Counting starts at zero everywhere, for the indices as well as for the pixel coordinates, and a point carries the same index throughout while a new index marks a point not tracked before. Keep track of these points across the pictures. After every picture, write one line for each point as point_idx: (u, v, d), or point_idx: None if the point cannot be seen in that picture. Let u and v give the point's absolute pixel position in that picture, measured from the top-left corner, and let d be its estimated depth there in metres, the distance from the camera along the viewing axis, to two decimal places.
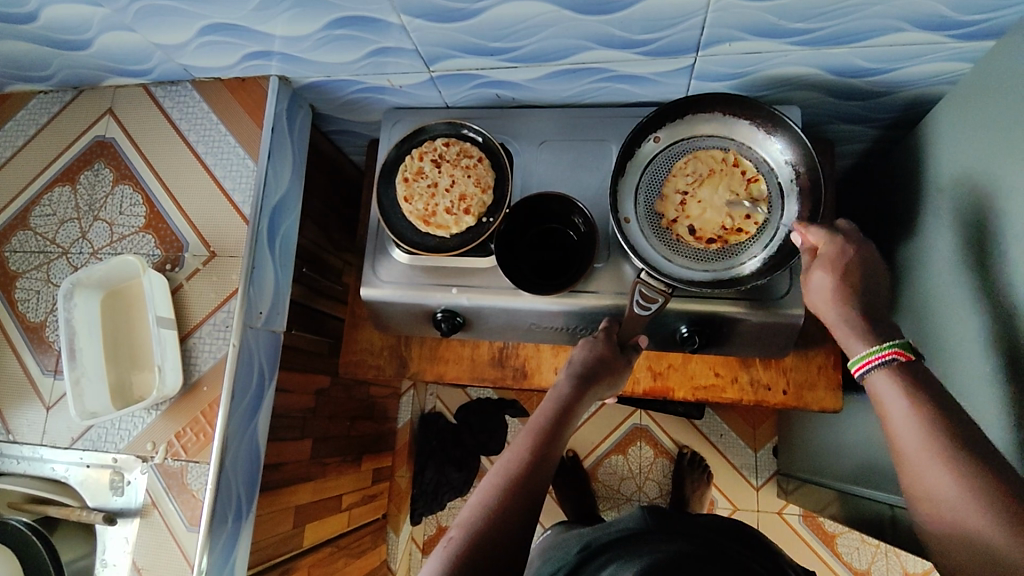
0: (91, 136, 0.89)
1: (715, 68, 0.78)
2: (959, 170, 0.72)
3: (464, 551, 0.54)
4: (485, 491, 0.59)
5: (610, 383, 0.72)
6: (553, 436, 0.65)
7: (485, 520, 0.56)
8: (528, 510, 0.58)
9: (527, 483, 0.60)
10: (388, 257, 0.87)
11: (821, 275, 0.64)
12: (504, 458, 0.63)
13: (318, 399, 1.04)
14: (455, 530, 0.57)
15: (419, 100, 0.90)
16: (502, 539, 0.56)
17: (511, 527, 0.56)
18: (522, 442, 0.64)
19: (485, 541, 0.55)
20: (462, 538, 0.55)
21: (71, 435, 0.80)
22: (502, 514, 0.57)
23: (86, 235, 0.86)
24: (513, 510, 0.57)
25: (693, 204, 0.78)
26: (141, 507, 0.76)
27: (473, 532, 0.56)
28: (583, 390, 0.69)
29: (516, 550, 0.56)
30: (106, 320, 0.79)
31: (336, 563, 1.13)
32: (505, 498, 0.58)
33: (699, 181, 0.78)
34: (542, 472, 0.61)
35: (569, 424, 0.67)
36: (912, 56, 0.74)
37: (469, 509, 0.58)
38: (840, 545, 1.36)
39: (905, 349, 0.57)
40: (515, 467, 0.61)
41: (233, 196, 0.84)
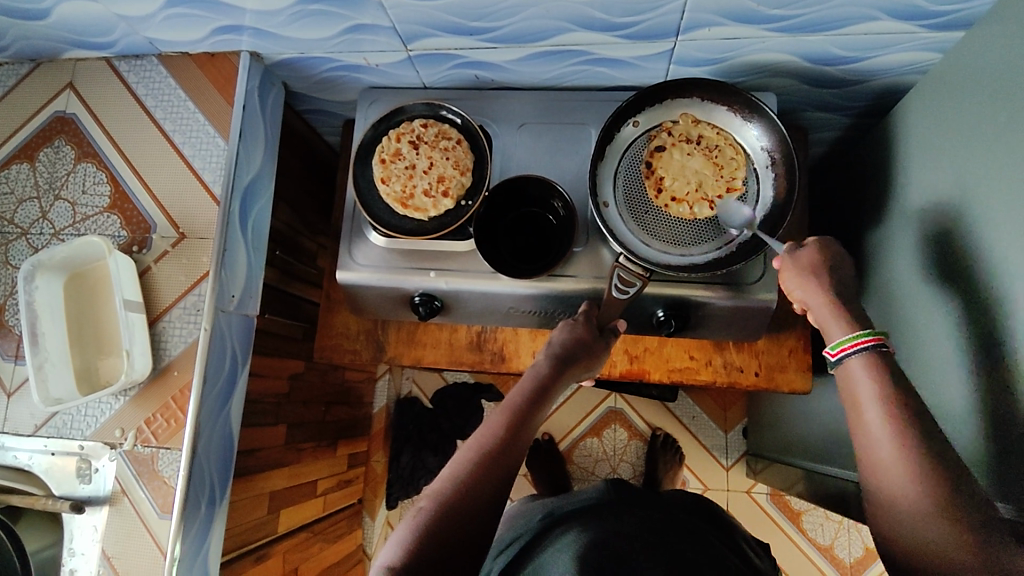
0: (51, 112, 0.85)
1: (694, 53, 0.79)
2: (927, 160, 0.74)
3: (434, 520, 0.55)
4: (458, 464, 0.59)
5: (588, 365, 0.73)
6: (529, 413, 0.65)
7: (456, 489, 0.57)
8: (501, 483, 0.58)
9: (501, 457, 0.60)
10: (364, 240, 0.85)
11: (797, 261, 0.68)
12: (479, 431, 0.63)
13: (292, 384, 1.03)
14: (426, 500, 0.57)
15: (395, 80, 0.89)
16: (474, 508, 0.56)
17: (482, 498, 0.57)
18: (497, 417, 0.64)
19: (455, 510, 0.55)
20: (433, 506, 0.56)
21: (34, 422, 0.77)
22: (474, 484, 0.57)
23: (47, 215, 0.82)
24: (485, 481, 0.58)
25: (680, 147, 0.78)
26: (110, 495, 0.74)
27: (443, 502, 0.56)
28: (560, 370, 0.69)
29: (487, 522, 0.56)
30: (70, 303, 0.76)
31: (311, 548, 1.13)
32: (478, 470, 0.58)
33: (705, 156, 0.78)
34: (516, 447, 0.62)
35: (547, 403, 0.68)
36: (885, 44, 0.75)
37: (440, 479, 0.58)
38: (805, 521, 1.40)
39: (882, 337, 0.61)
40: (489, 442, 0.61)
41: (203, 176, 0.81)
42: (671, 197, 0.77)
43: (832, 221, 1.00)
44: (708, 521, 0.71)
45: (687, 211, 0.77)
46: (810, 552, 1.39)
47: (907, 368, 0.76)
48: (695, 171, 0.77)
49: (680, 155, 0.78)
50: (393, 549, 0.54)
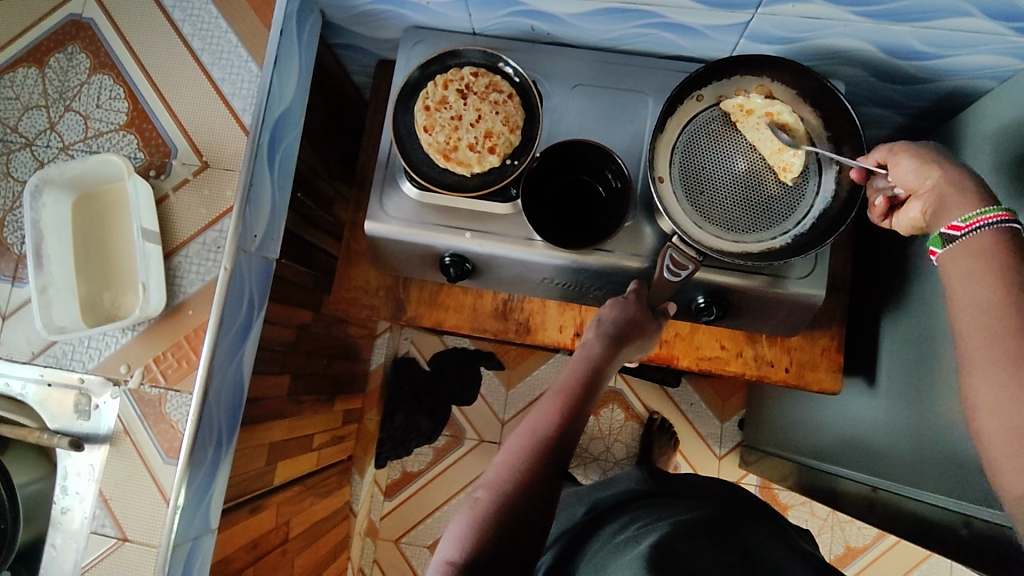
0: (65, 13, 0.77)
1: (769, 28, 0.74)
2: (996, 169, 0.71)
3: (491, 514, 0.53)
4: (513, 452, 0.57)
5: (641, 341, 0.68)
6: (584, 397, 0.61)
7: (513, 481, 0.54)
8: (556, 472, 0.56)
9: (556, 445, 0.57)
10: (397, 190, 0.80)
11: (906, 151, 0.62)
12: (531, 417, 0.60)
13: (299, 334, 0.98)
14: (482, 491, 0.55)
15: (444, 22, 0.82)
16: (531, 501, 0.54)
17: (540, 489, 0.54)
18: (549, 401, 0.61)
19: (513, 504, 0.53)
20: (490, 500, 0.54)
21: (31, 349, 0.72)
22: (530, 476, 0.55)
23: (55, 127, 0.76)
24: (542, 472, 0.55)
25: (754, 122, 0.73)
26: (112, 433, 0.70)
27: (500, 494, 0.54)
28: (615, 350, 0.64)
29: (544, 512, 0.54)
30: (79, 226, 0.71)
31: (302, 502, 1.10)
32: (534, 461, 0.56)
33: (771, 131, 0.73)
34: (570, 431, 0.58)
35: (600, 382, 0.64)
36: (970, 43, 0.71)
37: (496, 470, 0.56)
38: (790, 515, 1.42)
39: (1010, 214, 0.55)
40: (542, 428, 0.58)
41: (232, 102, 0.75)
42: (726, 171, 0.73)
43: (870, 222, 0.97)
44: (752, 515, 0.69)
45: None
46: None
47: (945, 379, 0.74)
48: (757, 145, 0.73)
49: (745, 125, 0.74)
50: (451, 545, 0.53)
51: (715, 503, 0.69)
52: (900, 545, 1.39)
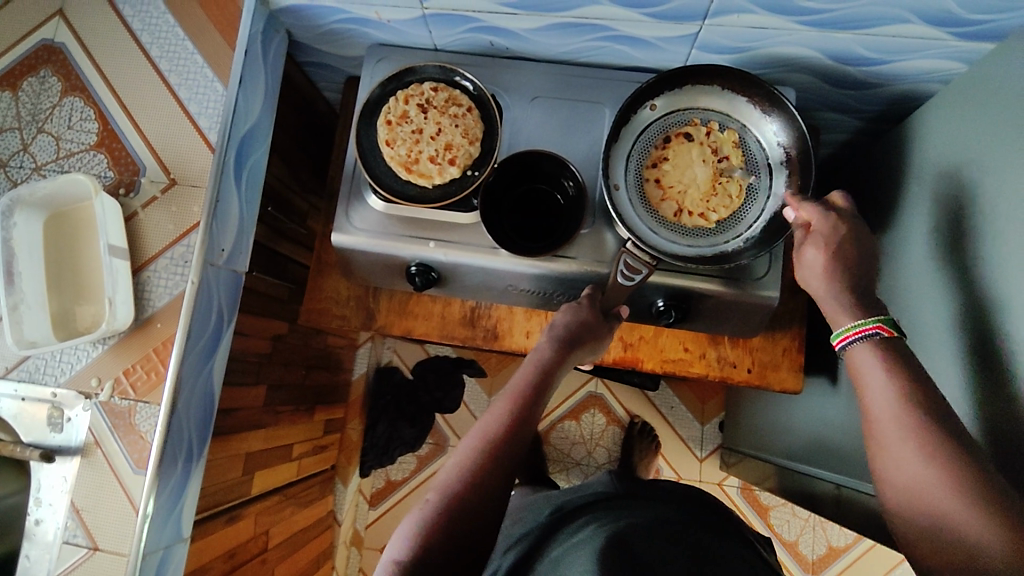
0: (38, 39, 0.80)
1: (718, 39, 0.77)
2: (940, 170, 0.73)
3: (443, 514, 0.54)
4: (465, 453, 0.59)
5: (591, 347, 0.72)
6: (534, 399, 0.64)
7: (465, 482, 0.56)
8: (507, 472, 0.58)
9: (508, 447, 0.59)
10: (363, 203, 0.82)
11: (812, 251, 0.66)
12: (484, 419, 0.62)
13: (274, 345, 1.00)
14: (434, 493, 0.56)
15: (406, 39, 0.85)
16: (482, 500, 0.55)
17: (490, 489, 0.56)
18: (500, 405, 0.63)
19: (464, 503, 0.55)
20: (441, 499, 0.55)
21: (5, 364, 0.74)
22: (481, 476, 0.56)
23: (28, 148, 0.78)
24: (493, 471, 0.57)
25: (701, 149, 0.77)
26: (83, 445, 0.72)
27: (451, 494, 0.55)
28: (565, 352, 0.68)
29: (493, 511, 0.56)
30: (50, 243, 0.73)
31: (283, 511, 1.11)
32: (485, 461, 0.57)
33: (714, 170, 0.76)
34: (521, 433, 0.60)
35: (549, 387, 0.66)
36: (911, 49, 0.74)
37: (448, 471, 0.57)
38: (772, 516, 1.43)
39: (887, 324, 0.60)
40: (494, 429, 0.60)
41: (198, 121, 0.77)
42: (655, 177, 0.77)
43: None
44: (710, 511, 0.71)
45: (659, 193, 0.76)
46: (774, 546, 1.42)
47: None
48: (692, 176, 0.77)
49: (691, 155, 0.77)
50: (402, 544, 0.54)
51: (674, 500, 0.71)
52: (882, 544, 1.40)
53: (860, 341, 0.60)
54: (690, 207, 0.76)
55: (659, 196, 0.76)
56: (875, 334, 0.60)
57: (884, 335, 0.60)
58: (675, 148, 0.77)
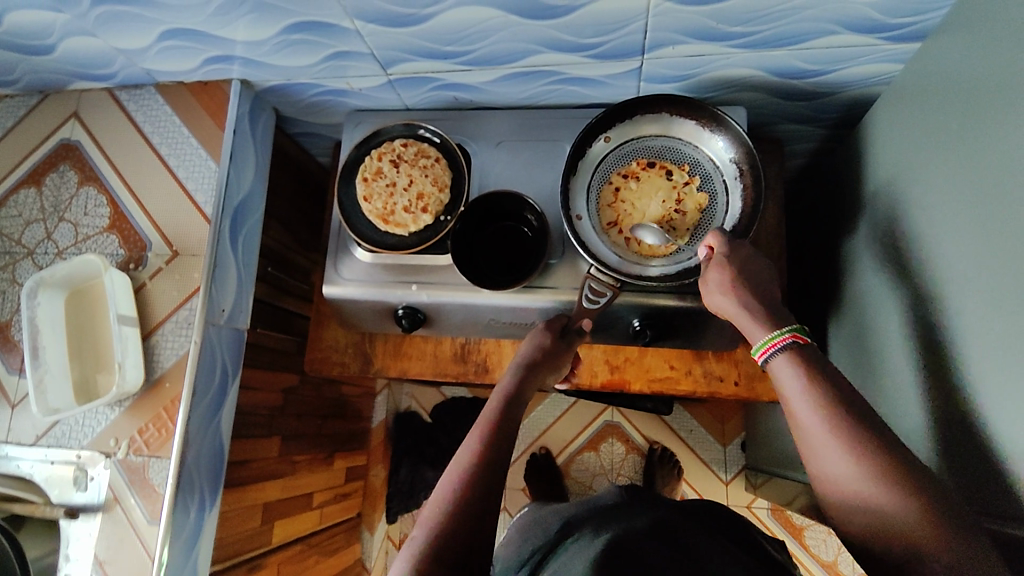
0: (57, 139, 0.90)
1: (661, 70, 0.81)
2: (891, 169, 0.75)
3: (426, 549, 0.57)
4: (444, 488, 0.62)
5: (552, 372, 0.78)
6: (503, 425, 0.69)
7: (447, 516, 0.59)
8: (486, 503, 0.61)
9: (484, 477, 0.63)
10: (349, 255, 0.88)
11: (716, 273, 0.68)
12: (460, 453, 0.66)
13: (286, 398, 1.06)
14: (417, 530, 0.60)
15: (379, 103, 0.93)
16: (465, 534, 0.58)
17: (472, 522, 0.59)
18: (474, 438, 0.67)
19: (449, 539, 0.58)
20: (427, 537, 0.58)
21: (36, 432, 0.81)
22: (463, 510, 0.60)
23: (52, 236, 0.87)
24: (470, 502, 0.60)
25: (667, 191, 0.80)
26: (104, 502, 0.78)
27: (434, 530, 0.58)
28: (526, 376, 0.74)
29: (479, 544, 0.59)
30: (69, 319, 0.81)
31: (306, 560, 1.15)
32: (465, 495, 0.61)
33: (668, 212, 0.79)
34: (494, 462, 0.65)
35: (517, 413, 0.72)
36: (847, 58, 0.77)
37: (429, 509, 0.61)
38: (807, 537, 1.39)
39: (801, 332, 0.62)
40: (468, 460, 0.64)
41: (195, 196, 0.85)
42: (616, 187, 0.81)
43: (810, 231, 1.01)
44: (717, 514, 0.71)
45: (611, 199, 0.81)
46: (812, 567, 1.37)
47: (878, 373, 0.77)
48: (645, 206, 0.80)
49: (651, 191, 0.80)
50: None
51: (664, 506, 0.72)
52: None
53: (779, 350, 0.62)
54: (627, 229, 0.80)
55: (606, 208, 0.81)
56: (789, 343, 0.61)
57: (799, 344, 0.61)
58: (637, 183, 0.81)
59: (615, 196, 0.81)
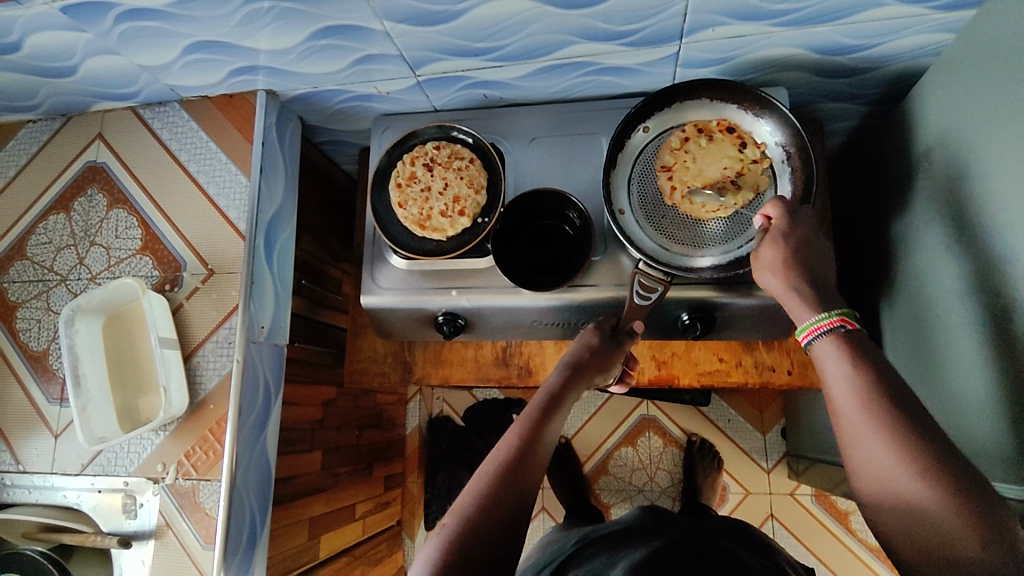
0: (83, 162, 0.89)
1: (699, 54, 0.78)
2: (945, 144, 0.72)
3: (458, 537, 0.53)
4: (479, 477, 0.59)
5: (598, 374, 0.74)
6: (545, 422, 0.65)
7: (480, 504, 0.55)
8: (524, 495, 0.58)
9: (523, 470, 0.59)
10: (385, 263, 0.86)
11: (769, 247, 0.66)
12: (497, 445, 0.63)
13: (325, 411, 1.04)
14: (447, 517, 0.56)
15: (407, 106, 0.91)
16: (501, 521, 0.55)
17: (509, 509, 0.56)
18: (513, 431, 0.63)
19: (483, 524, 0.54)
20: (459, 520, 0.55)
21: (81, 462, 0.80)
22: (499, 498, 0.56)
23: (84, 261, 0.86)
24: (508, 494, 0.57)
25: (733, 157, 0.75)
26: (155, 528, 0.77)
27: (466, 517, 0.55)
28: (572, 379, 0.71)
29: (514, 534, 0.55)
30: (108, 345, 0.79)
31: (353, 572, 1.13)
32: (502, 483, 0.57)
33: (725, 178, 0.74)
34: (535, 458, 0.61)
35: (559, 414, 0.68)
36: (894, 30, 0.73)
37: (462, 497, 0.57)
38: (853, 521, 1.36)
39: (849, 317, 0.59)
40: (507, 451, 0.61)
41: (227, 212, 0.84)
42: (685, 136, 0.77)
43: (854, 212, 0.98)
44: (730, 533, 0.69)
45: (677, 145, 0.77)
46: (860, 551, 1.34)
47: (940, 355, 0.74)
48: (705, 163, 0.75)
49: (713, 153, 0.75)
50: (422, 567, 0.52)
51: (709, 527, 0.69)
52: None
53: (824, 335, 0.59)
54: (676, 181, 0.76)
55: (669, 151, 0.77)
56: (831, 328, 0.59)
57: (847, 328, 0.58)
58: (702, 143, 0.76)
59: (675, 149, 0.77)
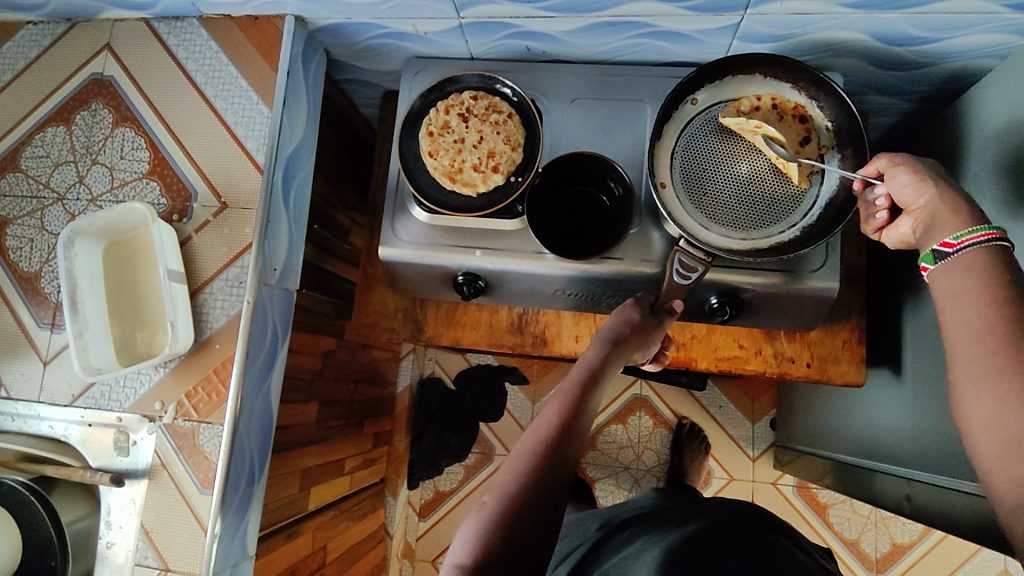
0: (88, 74, 0.82)
1: (759, 28, 0.75)
2: (1003, 151, 0.70)
3: (500, 518, 0.52)
4: (520, 455, 0.57)
5: (637, 351, 0.71)
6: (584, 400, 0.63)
7: (522, 484, 0.54)
8: (565, 477, 0.56)
9: (562, 450, 0.57)
10: (407, 215, 0.82)
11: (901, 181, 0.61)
12: (537, 420, 0.60)
13: (324, 361, 1.01)
14: (489, 495, 0.54)
15: (443, 50, 0.85)
16: (541, 504, 0.53)
17: (549, 491, 0.54)
18: (553, 408, 0.61)
19: (523, 507, 0.52)
20: (499, 502, 0.53)
21: (72, 392, 0.76)
22: (539, 480, 0.54)
23: (84, 180, 0.80)
24: (549, 474, 0.55)
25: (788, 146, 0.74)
26: (149, 468, 0.73)
27: (508, 497, 0.53)
28: (611, 354, 0.68)
29: (554, 519, 0.53)
30: (109, 271, 0.74)
31: (338, 526, 1.12)
32: (542, 464, 0.55)
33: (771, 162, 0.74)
34: (576, 436, 0.58)
35: (599, 390, 0.66)
36: (965, 25, 0.70)
37: (503, 475, 0.55)
38: (831, 515, 1.39)
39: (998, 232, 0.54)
40: (547, 429, 0.59)
41: (245, 143, 0.78)
42: (758, 105, 0.75)
43: None
44: (757, 521, 0.69)
45: (745, 110, 0.74)
46: (834, 544, 1.38)
47: None
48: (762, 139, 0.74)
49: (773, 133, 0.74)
50: (463, 546, 0.51)
51: (727, 513, 0.69)
52: (946, 541, 1.35)
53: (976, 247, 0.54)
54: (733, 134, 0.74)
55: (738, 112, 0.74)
56: (987, 242, 0.54)
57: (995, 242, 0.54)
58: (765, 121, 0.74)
59: (740, 117, 0.74)
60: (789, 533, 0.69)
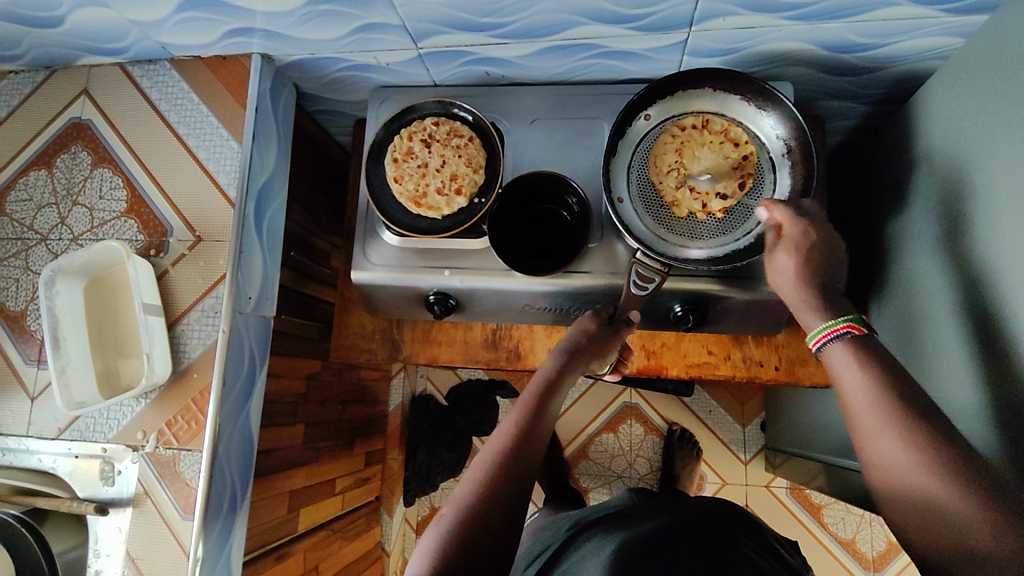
0: (67, 118, 0.86)
1: (706, 43, 0.77)
2: (948, 150, 0.72)
3: (456, 529, 0.54)
4: (477, 467, 0.59)
5: (596, 360, 0.74)
6: (540, 410, 0.65)
7: (478, 496, 0.56)
8: (520, 487, 0.58)
9: (518, 459, 0.60)
10: (377, 239, 0.85)
11: (786, 257, 0.66)
12: (495, 433, 0.63)
13: (309, 384, 1.03)
14: (447, 507, 0.57)
15: (406, 78, 0.88)
16: (497, 513, 0.56)
17: (505, 502, 0.57)
18: (511, 420, 0.64)
19: (479, 516, 0.55)
20: (456, 513, 0.55)
21: (58, 426, 0.78)
22: (495, 488, 0.57)
23: (66, 220, 0.83)
24: (504, 485, 0.57)
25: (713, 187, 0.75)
26: (134, 496, 0.76)
27: (464, 509, 0.56)
28: (568, 365, 0.71)
29: (511, 528, 0.56)
30: (90, 308, 0.77)
31: (330, 546, 1.13)
32: (498, 473, 0.58)
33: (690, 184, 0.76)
34: (530, 447, 0.61)
35: (556, 400, 0.68)
36: (904, 31, 0.72)
37: (461, 488, 0.58)
38: (825, 515, 1.39)
39: (857, 322, 0.59)
40: (504, 441, 0.61)
41: (217, 178, 0.82)
42: (731, 137, 0.77)
43: (851, 212, 0.98)
44: (728, 520, 0.70)
45: (722, 127, 0.77)
46: (829, 545, 1.38)
47: (927, 358, 0.75)
48: (704, 159, 0.76)
49: (711, 167, 0.76)
50: (422, 557, 0.54)
51: (695, 512, 0.70)
52: None
53: (833, 340, 0.59)
54: (673, 144, 0.78)
55: (707, 124, 0.78)
56: (846, 333, 0.59)
57: (855, 333, 0.59)
58: (711, 155, 0.76)
59: (698, 141, 0.77)
60: (762, 535, 0.71)
